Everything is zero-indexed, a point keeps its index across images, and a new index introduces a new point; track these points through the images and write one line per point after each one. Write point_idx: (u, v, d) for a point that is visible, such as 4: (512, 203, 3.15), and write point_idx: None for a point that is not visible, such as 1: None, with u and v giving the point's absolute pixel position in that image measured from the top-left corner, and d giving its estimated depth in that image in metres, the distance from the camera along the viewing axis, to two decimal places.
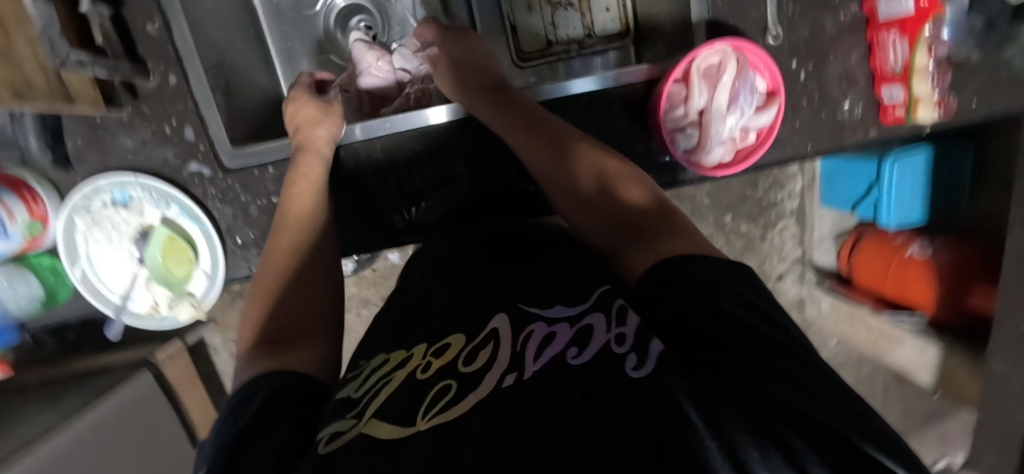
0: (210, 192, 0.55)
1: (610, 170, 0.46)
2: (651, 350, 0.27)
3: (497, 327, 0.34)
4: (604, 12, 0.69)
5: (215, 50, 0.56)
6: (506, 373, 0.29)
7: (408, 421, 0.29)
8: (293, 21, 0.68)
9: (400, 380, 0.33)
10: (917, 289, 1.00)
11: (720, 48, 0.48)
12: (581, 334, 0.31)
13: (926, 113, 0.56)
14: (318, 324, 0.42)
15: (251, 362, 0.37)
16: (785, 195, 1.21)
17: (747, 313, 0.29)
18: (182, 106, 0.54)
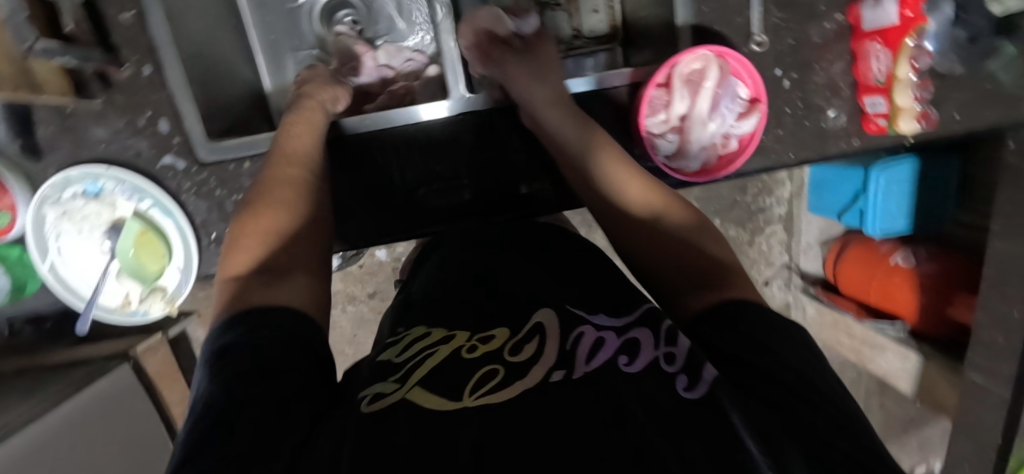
0: (185, 185, 0.54)
1: (674, 212, 0.48)
2: (705, 375, 0.29)
3: (542, 321, 0.35)
4: (592, 14, 0.69)
5: (193, 41, 0.55)
6: (554, 369, 0.30)
7: (454, 395, 0.29)
8: (277, 13, 0.67)
9: (444, 355, 0.34)
10: (902, 298, 1.01)
11: (702, 54, 0.48)
12: (628, 345, 0.32)
13: (907, 125, 0.56)
14: (304, 267, 0.44)
15: (241, 293, 0.39)
16: (774, 201, 1.20)
17: (797, 361, 0.32)
18: (157, 98, 0.52)
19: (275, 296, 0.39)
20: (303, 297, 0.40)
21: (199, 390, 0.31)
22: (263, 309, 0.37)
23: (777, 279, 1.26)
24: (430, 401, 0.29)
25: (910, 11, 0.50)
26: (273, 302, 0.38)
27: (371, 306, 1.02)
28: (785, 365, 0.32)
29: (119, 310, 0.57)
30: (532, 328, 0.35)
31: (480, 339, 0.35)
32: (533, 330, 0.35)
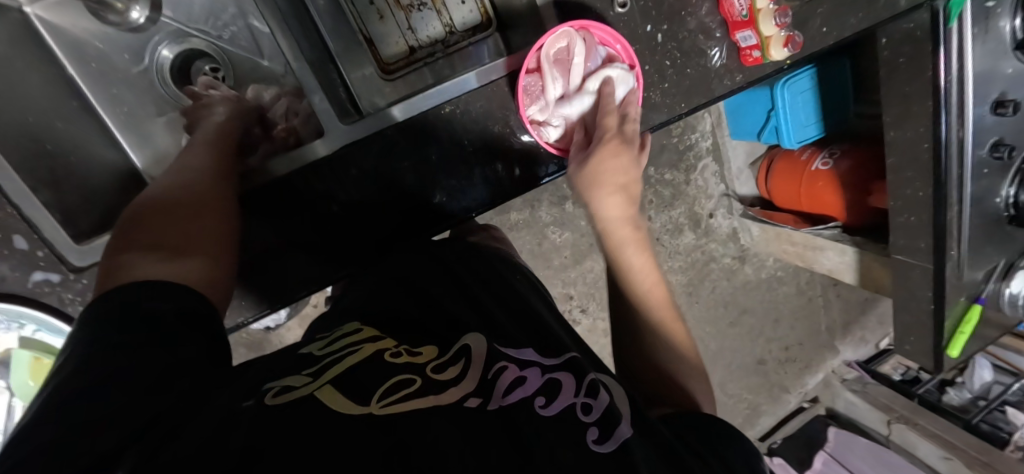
0: (69, 297, 0.50)
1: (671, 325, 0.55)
2: (618, 434, 0.37)
3: (469, 343, 0.45)
4: (460, 4, 0.66)
5: (27, 144, 0.50)
6: (470, 396, 0.38)
7: (364, 402, 0.35)
8: (124, 81, 0.63)
9: (366, 354, 0.42)
10: (831, 200, 1.07)
11: (564, 31, 0.49)
12: (549, 384, 0.41)
13: (778, 51, 0.59)
14: (196, 250, 0.44)
15: (133, 260, 0.41)
16: (698, 135, 1.23)
17: (708, 447, 0.42)
18: (3, 214, 0.47)
19: (167, 274, 0.40)
20: (191, 278, 0.42)
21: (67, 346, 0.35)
22: (153, 281, 0.39)
23: (719, 209, 1.28)
24: (335, 401, 0.34)
25: None
26: (154, 278, 0.39)
27: None
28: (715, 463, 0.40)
29: None
30: (460, 349, 0.44)
31: (409, 355, 0.43)
32: (461, 353, 0.44)
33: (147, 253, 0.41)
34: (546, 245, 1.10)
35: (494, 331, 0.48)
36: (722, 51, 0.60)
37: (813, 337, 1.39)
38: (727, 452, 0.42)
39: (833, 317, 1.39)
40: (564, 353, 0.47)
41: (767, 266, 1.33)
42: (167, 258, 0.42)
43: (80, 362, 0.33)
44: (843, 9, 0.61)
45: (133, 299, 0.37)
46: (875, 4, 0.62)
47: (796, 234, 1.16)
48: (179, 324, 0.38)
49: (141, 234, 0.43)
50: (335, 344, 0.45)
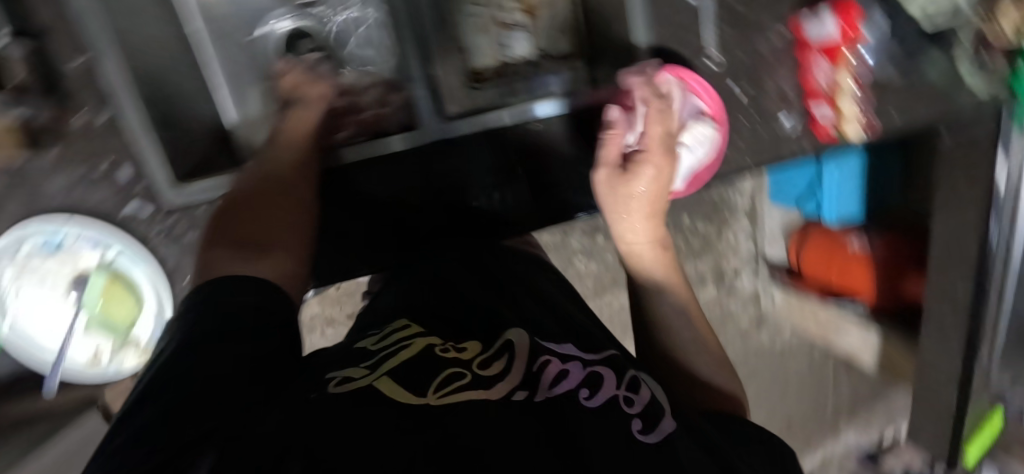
0: (155, 231, 0.53)
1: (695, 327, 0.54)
2: (661, 428, 0.37)
3: (511, 338, 0.46)
4: (554, 33, 0.71)
5: (152, 87, 0.54)
6: (518, 389, 0.38)
7: (421, 393, 0.36)
8: (237, 46, 0.66)
9: (417, 347, 0.44)
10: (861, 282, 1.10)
11: (667, 78, 0.56)
12: (590, 379, 0.42)
13: (851, 131, 0.61)
14: (280, 244, 0.48)
15: (223, 253, 0.45)
16: (737, 193, 1.21)
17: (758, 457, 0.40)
18: (118, 145, 0.51)
19: (247, 268, 0.43)
20: (274, 270, 0.45)
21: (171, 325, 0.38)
22: (233, 273, 0.42)
23: (745, 270, 1.29)
24: (393, 392, 0.36)
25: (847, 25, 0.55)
26: (241, 271, 0.43)
27: (351, 327, 1.00)
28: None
29: (88, 367, 0.55)
30: (502, 345, 0.45)
31: (455, 350, 0.45)
32: (504, 349, 0.45)
33: (226, 248, 0.45)
34: (571, 272, 1.12)
35: (538, 325, 0.51)
36: (796, 119, 0.62)
37: (816, 415, 1.37)
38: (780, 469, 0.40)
39: (841, 399, 1.37)
40: (604, 351, 0.48)
41: (783, 336, 1.33)
42: (242, 251, 0.45)
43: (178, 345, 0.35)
44: (914, 101, 0.64)
45: (219, 290, 0.40)
46: (945, 103, 0.65)
47: (821, 308, 1.18)
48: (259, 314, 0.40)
49: (228, 231, 0.47)
50: (388, 339, 0.47)
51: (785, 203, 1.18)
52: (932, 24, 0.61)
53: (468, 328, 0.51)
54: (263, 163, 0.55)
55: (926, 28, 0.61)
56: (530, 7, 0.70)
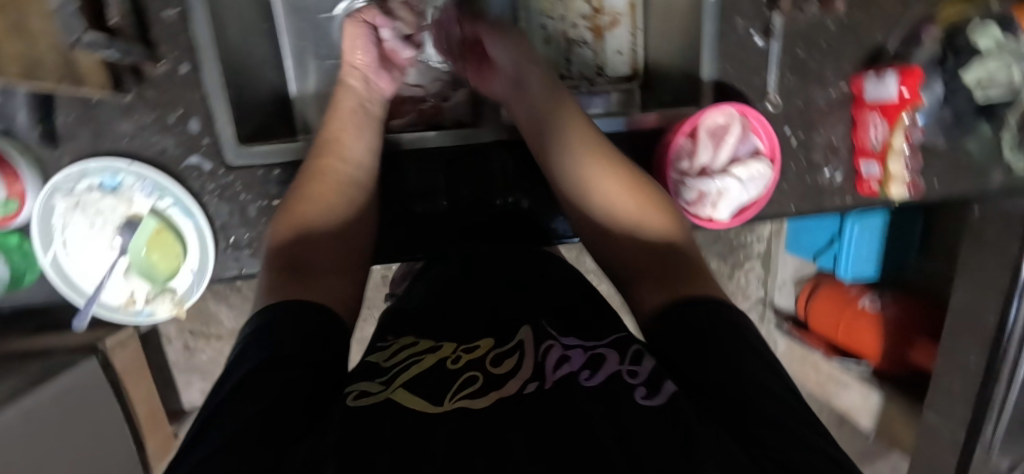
0: (209, 187, 0.54)
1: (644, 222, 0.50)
2: (663, 387, 0.33)
3: (523, 339, 0.42)
4: (617, 55, 0.72)
5: (230, 45, 0.55)
6: (529, 382, 0.36)
7: (438, 401, 0.34)
8: (311, 21, 0.67)
9: (428, 363, 0.39)
10: (865, 343, 1.09)
11: (727, 111, 0.52)
12: (593, 360, 0.37)
13: (898, 190, 0.62)
14: (336, 269, 0.45)
15: (275, 275, 0.42)
16: (754, 237, 1.23)
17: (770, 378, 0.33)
18: (191, 97, 0.51)
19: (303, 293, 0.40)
20: (332, 294, 0.42)
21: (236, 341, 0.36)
22: (295, 299, 0.39)
23: (752, 312, 1.30)
24: (414, 402, 0.34)
25: (906, 88, 0.56)
26: (300, 295, 0.40)
27: None
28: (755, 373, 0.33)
29: (121, 309, 0.55)
30: (515, 344, 0.41)
31: (466, 353, 0.41)
32: (516, 346, 0.41)
33: (285, 273, 0.42)
34: None
35: (548, 321, 0.45)
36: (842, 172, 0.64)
37: None
38: (750, 343, 0.35)
39: None
40: (608, 335, 0.42)
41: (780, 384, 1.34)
42: (300, 280, 0.41)
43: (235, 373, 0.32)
44: (955, 173, 0.66)
45: (279, 315, 0.37)
46: (985, 179, 0.67)
47: (824, 362, 1.19)
48: (312, 340, 0.36)
49: (289, 252, 0.44)
50: (399, 355, 0.41)
51: (803, 255, 1.18)
52: (983, 93, 0.59)
53: (488, 322, 0.47)
54: (316, 152, 0.52)
55: (976, 96, 0.59)
56: (598, 26, 0.70)
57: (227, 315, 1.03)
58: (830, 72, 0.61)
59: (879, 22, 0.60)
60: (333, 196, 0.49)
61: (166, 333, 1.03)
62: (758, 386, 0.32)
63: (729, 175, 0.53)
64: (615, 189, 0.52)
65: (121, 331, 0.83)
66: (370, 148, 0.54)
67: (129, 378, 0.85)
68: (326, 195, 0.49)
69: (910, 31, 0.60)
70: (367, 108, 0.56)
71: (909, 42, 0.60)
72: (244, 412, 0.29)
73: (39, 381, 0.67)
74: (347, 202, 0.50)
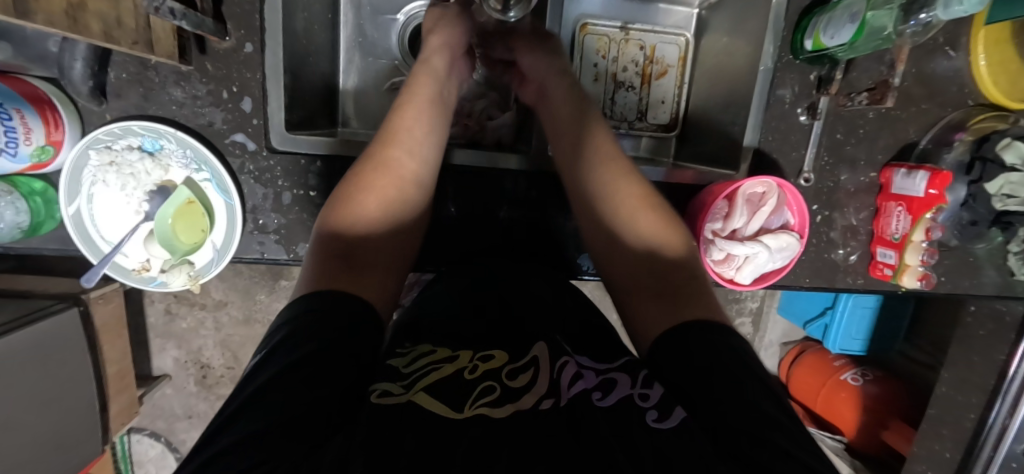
0: (248, 168, 0.54)
1: (642, 223, 0.50)
2: (676, 412, 0.33)
3: (537, 355, 0.39)
4: (661, 102, 0.74)
5: (296, 33, 0.55)
6: (543, 398, 0.35)
7: (458, 406, 0.33)
8: (370, 19, 0.68)
9: (449, 370, 0.36)
10: (844, 416, 1.10)
11: (767, 182, 0.54)
12: (604, 382, 0.36)
13: (911, 282, 0.64)
14: (379, 269, 0.44)
15: (326, 269, 0.41)
16: (749, 294, 1.24)
17: (765, 400, 0.33)
18: (249, 76, 0.52)
19: (356, 288, 0.40)
20: (376, 293, 0.42)
21: (269, 336, 0.35)
22: (341, 292, 0.38)
23: None
24: (435, 405, 0.32)
25: (933, 189, 0.57)
26: (350, 289, 0.39)
27: None
28: (747, 391, 0.33)
29: (132, 274, 0.54)
30: (528, 360, 0.39)
31: (481, 359, 0.39)
32: (527, 362, 0.38)
33: (337, 263, 0.42)
34: None
35: (561, 338, 0.43)
36: (861, 253, 0.67)
37: None
38: (745, 361, 0.36)
39: None
40: (618, 357, 0.40)
41: None
42: (349, 270, 0.42)
43: (277, 365, 0.31)
44: (962, 270, 0.69)
45: (319, 310, 0.36)
46: (986, 282, 0.70)
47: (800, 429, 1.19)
48: (351, 335, 0.35)
49: (346, 245, 0.44)
50: (419, 357, 0.37)
51: (794, 320, 1.19)
52: (1002, 202, 0.61)
53: (501, 325, 0.45)
54: (380, 139, 0.50)
55: (994, 203, 0.61)
56: (648, 72, 0.73)
57: (218, 287, 1.01)
58: (861, 158, 0.64)
59: (913, 119, 0.63)
60: (390, 192, 0.48)
61: (149, 294, 1.00)
62: (748, 405, 0.32)
63: (758, 242, 0.55)
64: (630, 199, 0.50)
65: (107, 285, 0.80)
66: (427, 134, 0.51)
67: (109, 336, 0.81)
68: (388, 189, 0.48)
69: (941, 134, 0.64)
70: (443, 95, 0.54)
71: (938, 144, 0.64)
72: (283, 407, 0.28)
73: (19, 323, 0.64)
74: (399, 203, 0.49)
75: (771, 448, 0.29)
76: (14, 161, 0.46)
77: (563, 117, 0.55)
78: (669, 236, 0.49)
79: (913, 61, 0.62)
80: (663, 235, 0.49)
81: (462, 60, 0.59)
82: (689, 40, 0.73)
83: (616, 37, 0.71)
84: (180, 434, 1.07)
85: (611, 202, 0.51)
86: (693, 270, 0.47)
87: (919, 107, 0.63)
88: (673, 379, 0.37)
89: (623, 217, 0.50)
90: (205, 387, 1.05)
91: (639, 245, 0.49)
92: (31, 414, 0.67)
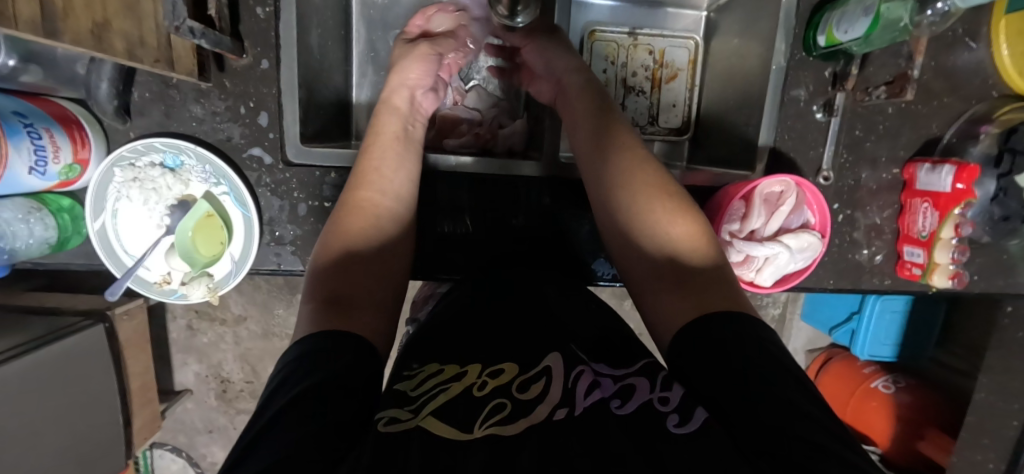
0: (265, 180, 0.55)
1: (657, 209, 0.45)
2: (696, 415, 0.33)
3: (550, 365, 0.39)
4: (672, 106, 0.73)
5: (310, 48, 0.57)
6: (557, 408, 0.34)
7: (466, 428, 0.33)
8: (381, 34, 0.70)
9: (457, 391, 0.37)
10: (877, 426, 1.06)
11: (784, 180, 0.53)
12: (622, 389, 0.36)
13: (942, 281, 0.61)
14: (371, 304, 0.40)
15: (313, 315, 0.38)
16: (769, 300, 1.21)
17: (804, 398, 0.29)
18: (266, 92, 0.53)
19: (340, 325, 0.36)
20: (367, 327, 0.38)
21: (275, 367, 0.34)
22: (326, 332, 0.35)
23: None
24: (441, 429, 0.32)
25: (961, 183, 0.55)
26: (340, 326, 0.36)
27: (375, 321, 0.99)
28: (783, 389, 0.30)
29: (155, 287, 0.55)
30: (540, 370, 0.39)
31: (489, 374, 0.38)
32: (540, 373, 0.38)
33: (322, 308, 0.38)
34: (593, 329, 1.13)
35: (575, 346, 0.42)
36: (886, 253, 0.64)
37: None
38: (777, 357, 0.32)
39: None
40: (636, 360, 0.40)
41: None
42: (337, 310, 0.38)
43: (276, 399, 0.30)
44: (996, 269, 0.66)
45: (311, 350, 0.33)
46: None
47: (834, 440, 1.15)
48: (348, 355, 0.33)
49: (329, 287, 0.40)
50: (427, 379, 0.38)
51: (819, 326, 1.16)
52: None
53: (518, 330, 0.44)
54: (351, 185, 0.49)
55: None
56: (658, 76, 0.72)
57: (237, 301, 1.03)
58: (882, 155, 0.62)
59: (936, 112, 0.61)
60: (369, 232, 0.46)
61: (172, 310, 1.02)
62: (787, 405, 0.29)
63: (778, 242, 0.54)
64: (643, 185, 0.46)
65: (132, 301, 0.82)
66: (404, 169, 0.51)
67: (132, 350, 0.83)
68: (366, 230, 0.46)
69: (964, 127, 0.62)
70: (407, 131, 0.55)
71: (963, 137, 0.62)
72: (285, 430, 0.27)
73: (48, 338, 0.66)
74: (383, 241, 0.46)
75: (822, 451, 0.26)
76: (44, 179, 0.48)
77: (586, 117, 0.53)
78: (686, 221, 0.44)
79: (932, 54, 0.60)
80: (675, 218, 0.44)
81: (426, 94, 0.59)
82: (698, 43, 0.73)
83: (624, 43, 0.72)
84: (200, 449, 1.08)
85: (625, 193, 0.47)
86: (716, 255, 0.42)
87: (941, 100, 0.61)
88: (700, 388, 0.33)
89: (640, 209, 0.46)
90: (226, 401, 1.06)
91: (653, 240, 0.45)
92: (58, 428, 0.69)
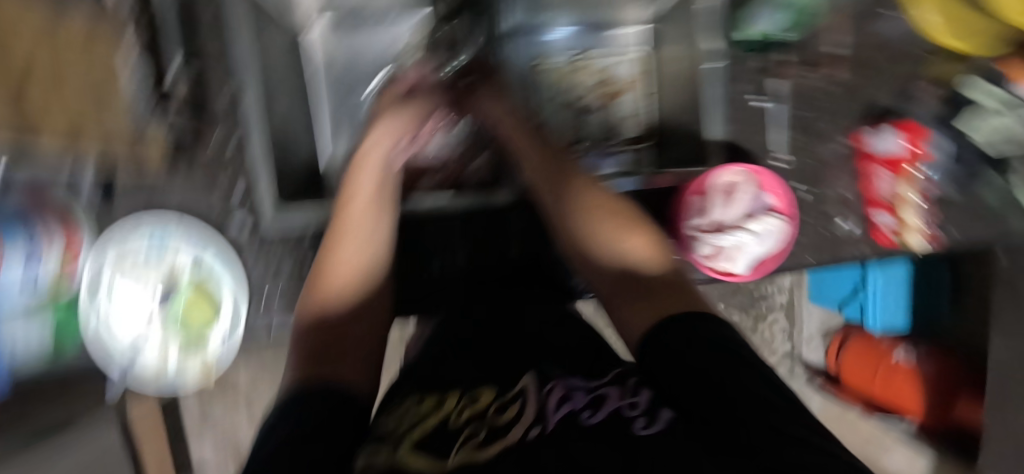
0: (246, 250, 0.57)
1: (607, 226, 0.50)
2: (662, 415, 0.33)
3: (525, 387, 0.39)
4: (625, 118, 0.77)
5: (273, 122, 0.61)
6: (531, 427, 0.33)
7: (444, 456, 0.31)
8: (346, 101, 0.76)
9: (433, 424, 0.35)
10: (907, 399, 1.03)
11: (737, 171, 0.55)
12: (594, 400, 0.36)
13: (918, 241, 0.63)
14: (357, 352, 0.42)
15: (301, 367, 0.40)
16: (773, 288, 1.20)
17: (775, 394, 0.30)
18: (237, 169, 0.56)
19: (328, 373, 0.38)
20: (356, 372, 0.40)
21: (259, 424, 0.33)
22: (315, 382, 0.36)
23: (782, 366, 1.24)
24: (416, 459, 0.30)
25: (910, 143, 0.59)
26: (328, 375, 0.38)
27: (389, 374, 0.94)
28: (752, 383, 0.31)
29: (153, 367, 0.55)
30: (516, 392, 0.38)
31: (467, 402, 0.38)
32: (517, 396, 0.38)
33: (310, 358, 0.40)
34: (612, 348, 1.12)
35: (551, 364, 0.43)
36: (856, 222, 0.65)
37: None
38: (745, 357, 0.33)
39: None
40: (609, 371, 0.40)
41: None
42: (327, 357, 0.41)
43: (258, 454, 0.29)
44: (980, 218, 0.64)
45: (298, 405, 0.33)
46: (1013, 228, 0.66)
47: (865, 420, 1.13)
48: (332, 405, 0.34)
49: (315, 340, 0.43)
50: (406, 418, 0.37)
51: (827, 305, 1.15)
52: (984, 140, 0.63)
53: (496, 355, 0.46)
54: (332, 235, 0.51)
55: (979, 142, 0.63)
56: (607, 93, 0.76)
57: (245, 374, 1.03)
58: (828, 128, 0.64)
59: (875, 80, 0.63)
60: (354, 285, 0.49)
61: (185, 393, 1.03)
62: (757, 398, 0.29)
63: (741, 229, 0.55)
64: (594, 207, 0.51)
65: None
66: (382, 219, 0.53)
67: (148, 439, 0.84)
68: (349, 282, 0.49)
69: (902, 89, 0.64)
70: (386, 179, 0.56)
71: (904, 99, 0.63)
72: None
73: None
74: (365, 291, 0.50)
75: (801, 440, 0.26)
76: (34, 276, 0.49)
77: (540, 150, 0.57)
78: (636, 235, 0.48)
79: (855, 28, 0.63)
80: (626, 233, 0.48)
81: (399, 150, 0.60)
82: (642, 56, 0.77)
83: (571, 68, 0.76)
84: None
85: (580, 215, 0.51)
86: (672, 266, 0.45)
87: (879, 68, 0.63)
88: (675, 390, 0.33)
89: (592, 228, 0.50)
90: None
91: (607, 254, 0.48)
92: None
